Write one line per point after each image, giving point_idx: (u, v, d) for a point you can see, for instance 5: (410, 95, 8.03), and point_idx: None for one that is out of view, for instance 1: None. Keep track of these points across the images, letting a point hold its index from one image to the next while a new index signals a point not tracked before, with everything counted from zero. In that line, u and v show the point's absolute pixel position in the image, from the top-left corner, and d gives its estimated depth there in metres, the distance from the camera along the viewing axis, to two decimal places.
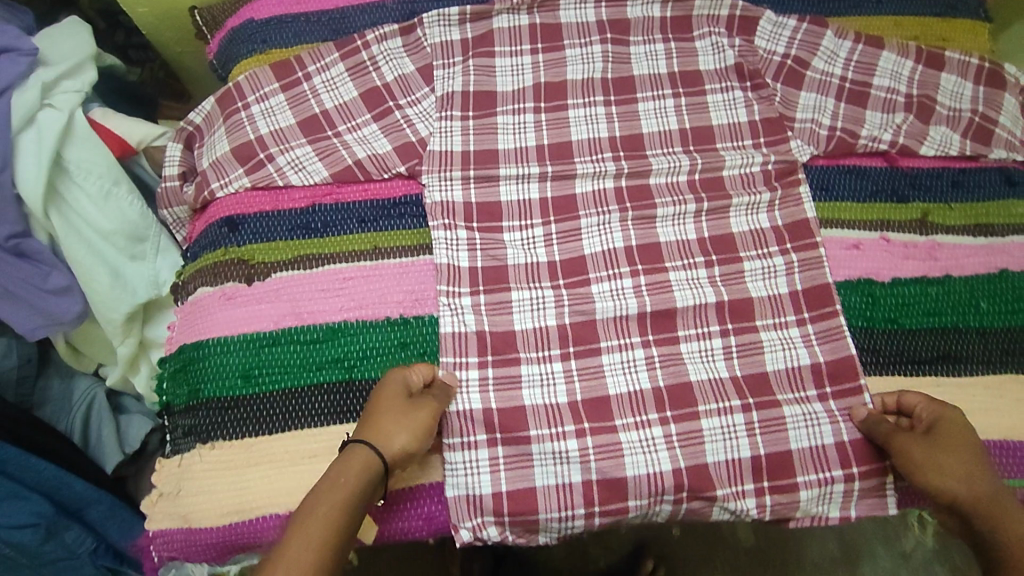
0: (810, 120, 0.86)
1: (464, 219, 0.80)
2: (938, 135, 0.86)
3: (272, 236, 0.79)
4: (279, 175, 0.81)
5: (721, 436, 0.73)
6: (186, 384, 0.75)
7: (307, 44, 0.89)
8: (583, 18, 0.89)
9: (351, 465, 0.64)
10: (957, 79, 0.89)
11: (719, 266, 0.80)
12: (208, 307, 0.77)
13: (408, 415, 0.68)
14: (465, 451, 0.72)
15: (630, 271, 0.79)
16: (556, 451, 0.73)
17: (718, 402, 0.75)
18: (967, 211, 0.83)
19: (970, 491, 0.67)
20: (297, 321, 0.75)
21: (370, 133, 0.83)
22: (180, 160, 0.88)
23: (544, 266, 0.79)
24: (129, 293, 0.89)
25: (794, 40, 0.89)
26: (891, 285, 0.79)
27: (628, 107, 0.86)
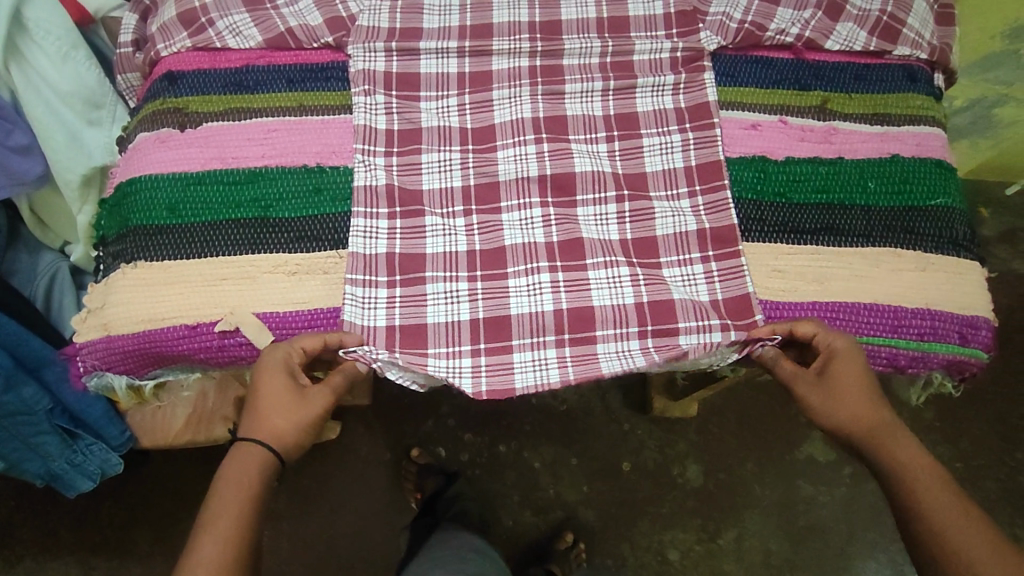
0: (721, 13, 0.89)
1: (383, 87, 0.86)
2: (844, 31, 0.89)
3: (206, 90, 0.85)
4: (218, 37, 0.87)
5: (606, 285, 0.78)
6: (118, 216, 0.81)
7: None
8: None
9: (249, 459, 0.69)
10: None
11: (621, 142, 0.85)
12: (143, 150, 0.83)
13: (298, 413, 0.71)
14: (366, 288, 0.78)
15: (534, 139, 0.84)
16: (447, 290, 0.78)
17: (604, 256, 0.79)
18: (867, 101, 0.87)
19: (863, 425, 0.70)
20: (222, 164, 0.82)
21: (304, 7, 0.89)
22: (135, 29, 0.95)
23: (455, 132, 0.85)
24: (87, 154, 0.96)
25: None
26: (785, 163, 0.84)
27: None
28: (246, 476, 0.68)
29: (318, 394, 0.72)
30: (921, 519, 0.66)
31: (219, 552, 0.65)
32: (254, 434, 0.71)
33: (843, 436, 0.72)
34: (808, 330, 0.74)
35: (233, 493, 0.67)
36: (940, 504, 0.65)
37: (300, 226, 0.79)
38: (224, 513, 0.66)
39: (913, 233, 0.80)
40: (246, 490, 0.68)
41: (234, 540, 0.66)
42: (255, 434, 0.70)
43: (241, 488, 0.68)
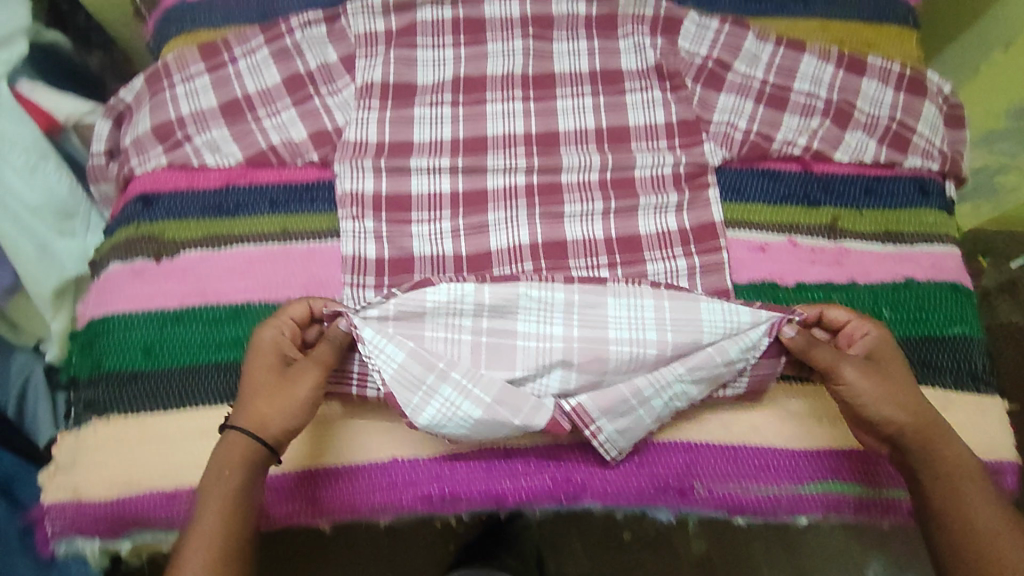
0: (726, 122, 0.86)
1: (371, 209, 0.81)
2: (852, 142, 0.86)
3: (183, 214, 0.80)
4: (196, 154, 0.82)
5: (625, 314, 0.70)
6: (90, 357, 0.76)
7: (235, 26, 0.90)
8: (507, 13, 0.89)
9: (233, 448, 0.64)
10: (878, 84, 0.88)
11: (623, 266, 0.80)
12: (116, 283, 0.78)
13: (282, 391, 0.66)
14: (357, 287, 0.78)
15: (530, 263, 0.80)
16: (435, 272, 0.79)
17: (586, 259, 0.80)
18: (878, 218, 0.84)
19: (911, 419, 0.67)
20: (201, 301, 0.77)
21: (288, 119, 0.84)
22: (107, 136, 0.89)
23: (449, 258, 0.80)
24: (58, 267, 0.89)
25: (716, 44, 0.89)
26: (795, 291, 0.80)
27: (547, 104, 0.87)
28: (238, 465, 0.63)
29: (301, 368, 0.67)
30: (963, 529, 0.62)
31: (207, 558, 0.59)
32: (243, 418, 0.65)
33: (889, 426, 0.67)
34: (839, 315, 0.73)
35: (223, 483, 0.63)
36: (981, 511, 0.63)
37: None
38: (209, 520, 0.61)
39: (930, 366, 0.77)
40: (236, 496, 0.62)
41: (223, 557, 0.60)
42: (244, 419, 0.65)
43: (230, 483, 0.63)
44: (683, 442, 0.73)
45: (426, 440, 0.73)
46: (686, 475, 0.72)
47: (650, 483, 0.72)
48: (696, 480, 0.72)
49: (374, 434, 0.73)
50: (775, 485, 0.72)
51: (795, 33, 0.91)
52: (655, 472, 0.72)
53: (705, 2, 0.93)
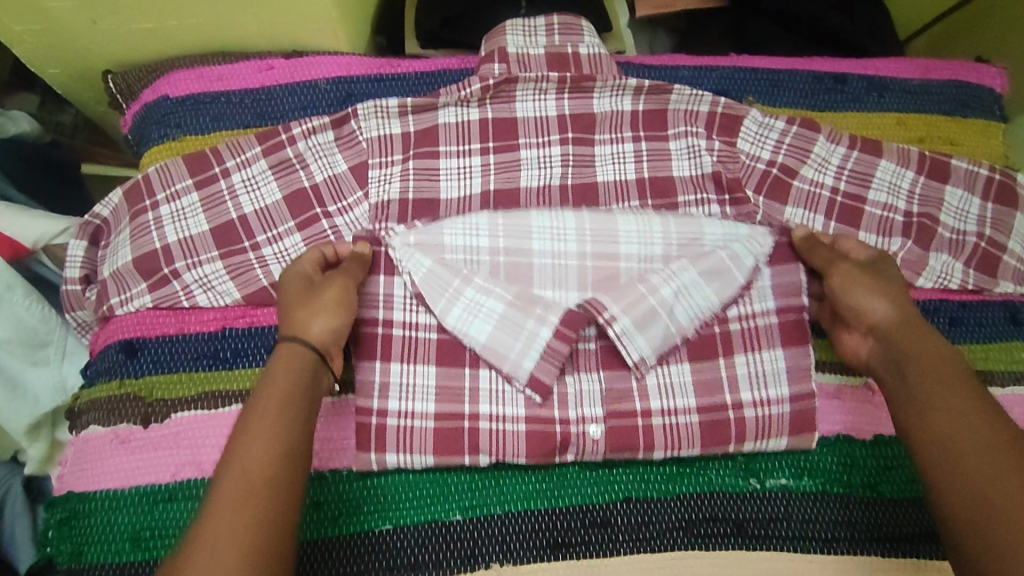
0: None
1: (423, 359, 0.70)
2: (936, 265, 0.76)
3: (174, 365, 0.70)
4: (186, 292, 0.72)
5: (636, 242, 0.73)
6: (69, 540, 0.65)
7: (224, 134, 0.79)
8: (542, 112, 0.77)
9: (280, 354, 0.59)
10: (963, 193, 0.78)
11: (698, 419, 0.70)
12: (99, 451, 0.68)
13: (314, 300, 0.63)
14: (381, 170, 0.75)
15: (592, 416, 0.70)
16: (461, 166, 0.76)
17: (620, 202, 0.76)
18: (965, 355, 0.75)
19: (904, 320, 0.64)
20: (197, 473, 0.66)
21: (292, 246, 0.74)
22: (83, 260, 0.77)
23: (512, 437, 0.68)
24: (32, 403, 0.76)
25: (781, 145, 0.77)
26: (873, 444, 0.72)
27: (599, 215, 0.73)
28: (288, 378, 0.57)
29: (331, 276, 0.65)
30: (937, 445, 0.55)
31: (238, 485, 0.49)
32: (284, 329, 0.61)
33: (871, 324, 0.65)
34: (851, 244, 0.71)
35: (275, 381, 0.56)
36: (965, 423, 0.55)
37: (297, 559, 0.65)
38: (257, 424, 0.53)
39: None
40: (285, 397, 0.55)
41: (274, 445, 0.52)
42: (282, 331, 0.61)
43: (275, 383, 0.56)
44: None
45: None
46: None
47: None
48: None
49: None
50: None
51: (867, 129, 0.82)
52: None
53: (765, 92, 0.83)
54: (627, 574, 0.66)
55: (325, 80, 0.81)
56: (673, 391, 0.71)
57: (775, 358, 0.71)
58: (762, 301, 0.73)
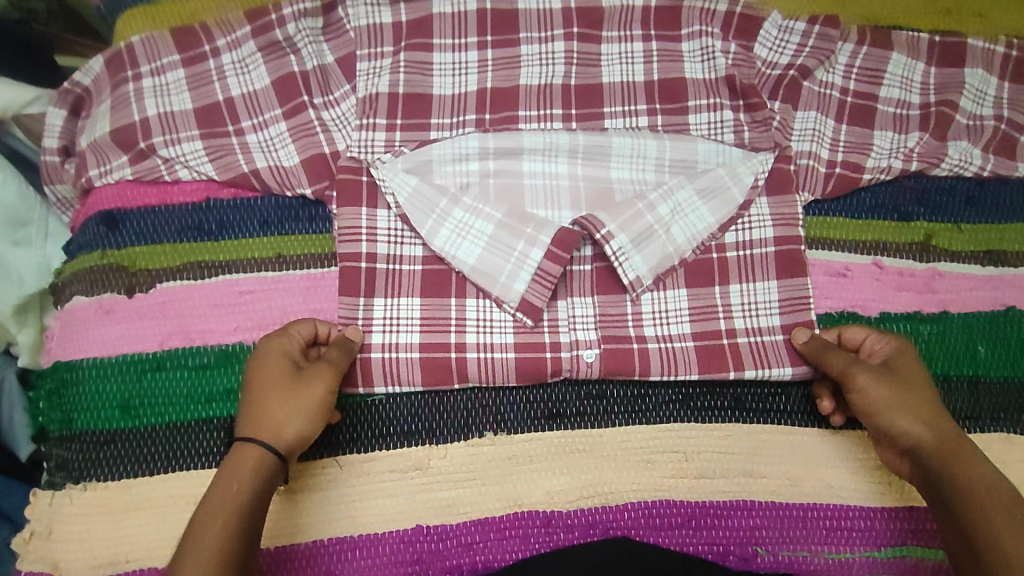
0: (808, 152, 0.70)
1: (407, 292, 0.66)
2: (955, 153, 0.72)
3: (159, 237, 0.68)
4: (168, 166, 0.69)
5: (628, 156, 0.70)
6: (60, 408, 0.65)
7: (221, 7, 0.75)
8: (544, 3, 0.72)
9: (244, 464, 0.55)
10: (983, 74, 0.74)
11: (693, 345, 0.66)
12: (83, 322, 0.66)
13: (294, 393, 0.58)
14: (370, 61, 0.70)
15: (587, 339, 0.66)
16: (456, 61, 0.71)
17: (624, 105, 0.70)
18: (978, 234, 0.72)
19: (931, 438, 0.59)
20: (185, 342, 0.65)
21: (277, 134, 0.70)
22: (62, 131, 0.74)
23: (501, 365, 0.65)
24: (16, 282, 0.73)
25: (801, 50, 0.72)
26: (879, 323, 0.68)
27: (592, 133, 0.70)
28: (251, 484, 0.54)
29: (314, 370, 0.59)
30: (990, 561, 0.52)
31: None
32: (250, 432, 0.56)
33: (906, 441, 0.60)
34: (857, 335, 0.65)
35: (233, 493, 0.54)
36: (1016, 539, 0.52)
37: None
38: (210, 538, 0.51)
39: None
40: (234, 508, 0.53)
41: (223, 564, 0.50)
42: (251, 429, 0.57)
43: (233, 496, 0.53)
44: (743, 501, 0.65)
45: (451, 506, 0.64)
46: (750, 540, 0.64)
47: (708, 549, 0.63)
48: (759, 545, 0.64)
49: (390, 494, 0.64)
50: (847, 549, 0.64)
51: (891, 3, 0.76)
52: (715, 538, 0.64)
53: None
54: (623, 443, 0.66)
55: None
56: (668, 317, 0.67)
57: (769, 291, 0.67)
58: (760, 229, 0.68)
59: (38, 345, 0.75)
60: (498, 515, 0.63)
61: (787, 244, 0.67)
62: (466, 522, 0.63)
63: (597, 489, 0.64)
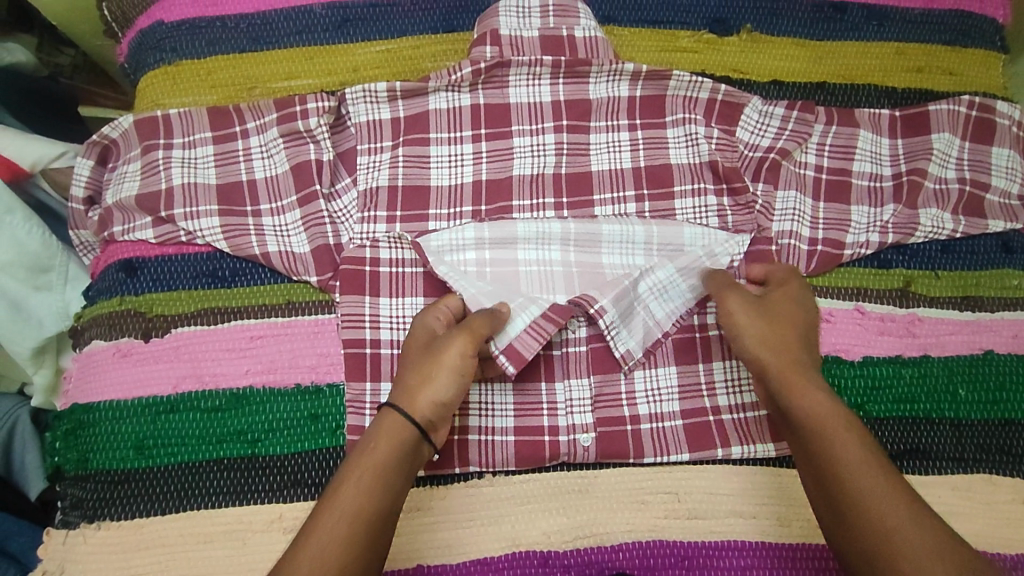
0: (788, 231, 0.74)
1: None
2: (927, 221, 0.75)
3: (174, 284, 0.72)
4: (188, 236, 0.72)
5: (618, 241, 0.72)
6: (76, 448, 0.68)
7: (253, 92, 0.79)
8: (535, 97, 0.76)
9: (389, 427, 0.58)
10: (948, 136, 0.77)
11: (683, 422, 0.69)
12: (100, 366, 0.70)
13: (436, 362, 0.61)
14: (371, 155, 0.75)
15: (582, 424, 0.68)
16: (451, 154, 0.75)
17: (613, 192, 0.75)
18: (955, 280, 0.75)
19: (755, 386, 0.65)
20: (197, 385, 0.69)
21: (291, 221, 0.73)
22: (88, 180, 0.78)
23: (501, 448, 0.68)
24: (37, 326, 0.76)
25: (782, 132, 0.77)
26: (861, 365, 0.72)
27: (584, 221, 0.72)
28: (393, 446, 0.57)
29: (451, 337, 0.62)
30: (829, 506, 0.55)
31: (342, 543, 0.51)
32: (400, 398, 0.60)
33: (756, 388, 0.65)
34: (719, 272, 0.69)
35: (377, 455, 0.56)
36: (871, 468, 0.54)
37: (295, 467, 0.67)
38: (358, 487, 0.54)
39: (1010, 453, 0.70)
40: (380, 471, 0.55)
41: (370, 522, 0.53)
42: (399, 393, 0.60)
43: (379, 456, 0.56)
44: (733, 542, 0.66)
45: (451, 545, 0.65)
46: None
47: None
48: None
49: None
50: None
51: (865, 58, 0.82)
52: None
53: (766, 22, 0.82)
54: (615, 486, 0.68)
55: (321, 5, 0.81)
56: (660, 394, 0.70)
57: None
58: None
59: (52, 387, 0.79)
60: (496, 554, 0.65)
61: None
62: (465, 562, 0.65)
63: (592, 530, 0.66)
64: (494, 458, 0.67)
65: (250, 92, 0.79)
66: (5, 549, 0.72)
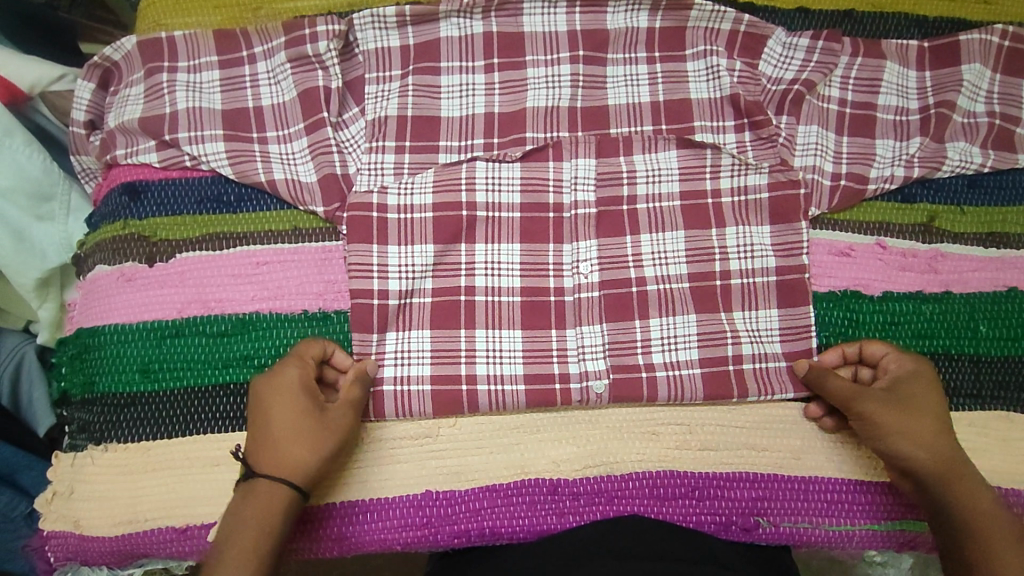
0: (811, 166, 0.71)
1: (417, 325, 0.67)
2: (954, 153, 0.72)
3: (178, 208, 0.70)
4: (193, 160, 0.70)
5: (646, 177, 0.70)
6: (81, 372, 0.67)
7: (259, 14, 0.76)
8: (550, 27, 0.73)
9: (267, 503, 0.57)
10: (979, 67, 0.74)
11: (701, 372, 0.67)
12: (105, 291, 0.68)
13: (320, 435, 0.59)
14: (380, 84, 0.72)
15: (595, 371, 0.67)
16: (463, 83, 0.73)
17: (631, 127, 0.72)
18: (981, 216, 0.73)
19: (929, 459, 0.60)
20: (204, 310, 0.67)
21: (299, 149, 0.71)
22: (89, 104, 0.76)
23: (511, 397, 0.66)
24: (40, 256, 0.75)
25: (807, 64, 0.74)
26: (881, 301, 0.70)
27: (606, 149, 0.71)
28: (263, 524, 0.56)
29: (338, 410, 0.61)
30: (971, 548, 0.58)
31: None
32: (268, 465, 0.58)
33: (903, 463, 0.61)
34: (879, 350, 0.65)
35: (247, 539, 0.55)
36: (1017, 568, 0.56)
37: None
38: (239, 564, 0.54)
39: None
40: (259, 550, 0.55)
41: None
42: (270, 462, 0.58)
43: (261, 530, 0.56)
44: (745, 473, 0.66)
45: (459, 473, 0.65)
46: (751, 512, 0.65)
47: (711, 520, 0.64)
48: (762, 516, 0.65)
49: (400, 460, 0.65)
50: (848, 521, 0.65)
51: None
52: (718, 510, 0.65)
53: None
54: (626, 422, 0.67)
55: None
56: (677, 343, 0.67)
57: (770, 318, 0.68)
58: (763, 259, 0.69)
59: (57, 321, 0.78)
60: (505, 482, 0.65)
61: (790, 273, 0.68)
62: (475, 489, 0.65)
63: (602, 461, 0.66)
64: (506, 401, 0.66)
65: (255, 16, 0.76)
66: (15, 480, 0.72)
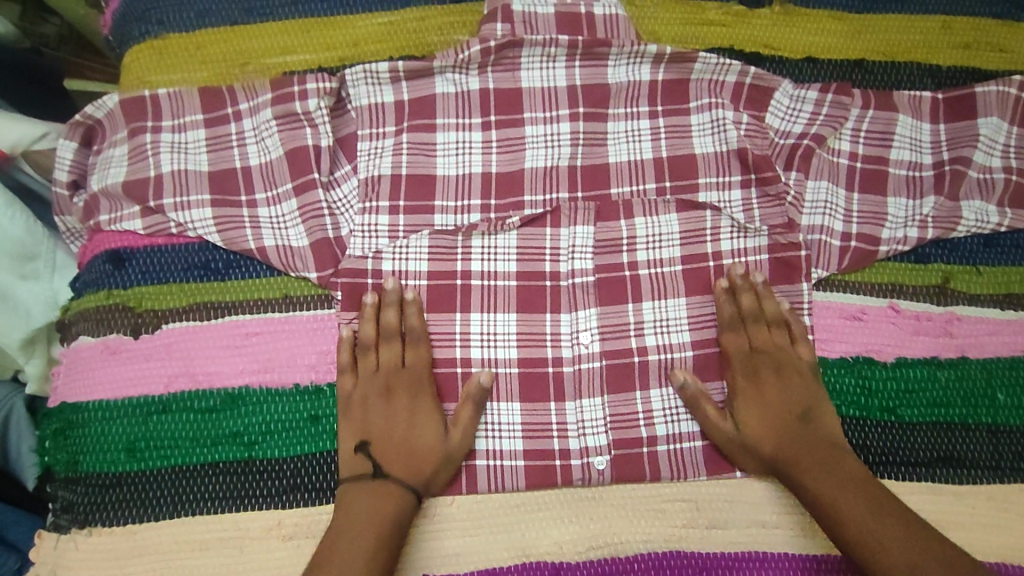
0: (820, 227, 0.69)
1: None
2: (970, 214, 0.70)
3: (165, 276, 0.67)
4: (179, 227, 0.68)
5: (646, 238, 0.68)
6: (65, 449, 0.65)
7: (246, 69, 0.73)
8: (549, 82, 0.71)
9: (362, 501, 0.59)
10: (996, 120, 0.71)
11: (702, 445, 0.65)
12: (88, 363, 0.66)
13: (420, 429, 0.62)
14: (373, 141, 0.70)
15: (595, 446, 0.65)
16: (460, 140, 0.70)
17: (633, 185, 0.69)
18: (997, 277, 0.70)
19: (764, 447, 0.62)
20: (191, 384, 0.65)
21: (288, 212, 0.68)
22: (72, 164, 0.73)
23: (509, 470, 0.64)
24: (23, 316, 0.72)
25: (816, 117, 0.71)
26: (894, 368, 0.67)
27: (606, 211, 0.68)
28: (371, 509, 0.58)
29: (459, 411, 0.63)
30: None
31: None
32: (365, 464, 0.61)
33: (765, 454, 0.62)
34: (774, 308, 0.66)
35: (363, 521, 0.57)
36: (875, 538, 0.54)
37: (293, 471, 0.63)
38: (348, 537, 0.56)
39: None
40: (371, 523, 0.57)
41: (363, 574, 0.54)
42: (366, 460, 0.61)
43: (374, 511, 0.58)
44: (755, 553, 0.63)
45: (457, 555, 0.62)
46: None
47: None
48: None
49: None
50: None
51: (909, 33, 0.75)
52: None
53: None
54: (629, 499, 0.64)
55: None
56: (678, 415, 0.65)
57: None
58: None
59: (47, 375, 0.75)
60: (504, 564, 0.62)
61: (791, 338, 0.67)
62: (473, 571, 0.62)
63: (605, 541, 0.63)
64: (505, 481, 0.64)
65: (243, 70, 0.73)
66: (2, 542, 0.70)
